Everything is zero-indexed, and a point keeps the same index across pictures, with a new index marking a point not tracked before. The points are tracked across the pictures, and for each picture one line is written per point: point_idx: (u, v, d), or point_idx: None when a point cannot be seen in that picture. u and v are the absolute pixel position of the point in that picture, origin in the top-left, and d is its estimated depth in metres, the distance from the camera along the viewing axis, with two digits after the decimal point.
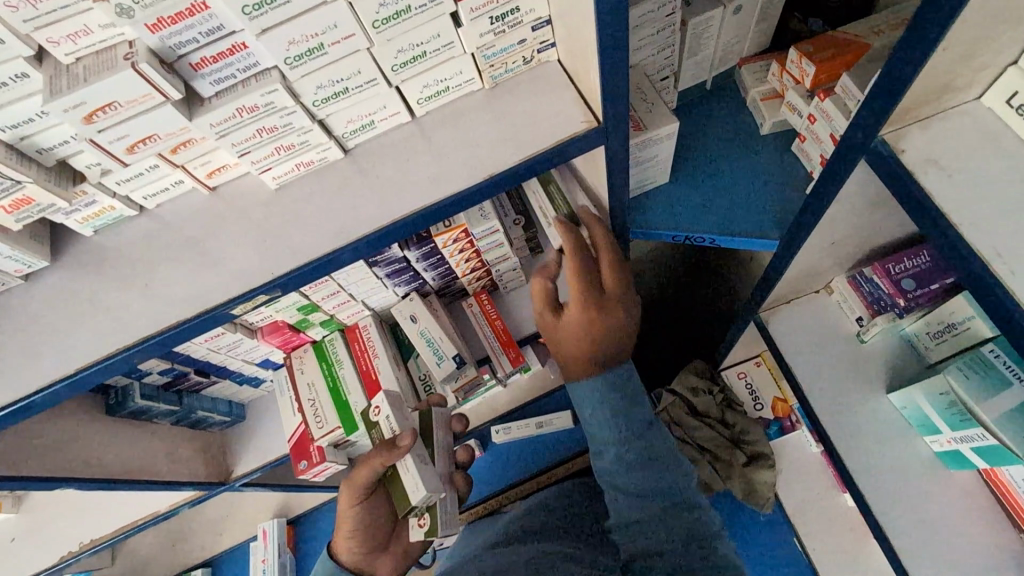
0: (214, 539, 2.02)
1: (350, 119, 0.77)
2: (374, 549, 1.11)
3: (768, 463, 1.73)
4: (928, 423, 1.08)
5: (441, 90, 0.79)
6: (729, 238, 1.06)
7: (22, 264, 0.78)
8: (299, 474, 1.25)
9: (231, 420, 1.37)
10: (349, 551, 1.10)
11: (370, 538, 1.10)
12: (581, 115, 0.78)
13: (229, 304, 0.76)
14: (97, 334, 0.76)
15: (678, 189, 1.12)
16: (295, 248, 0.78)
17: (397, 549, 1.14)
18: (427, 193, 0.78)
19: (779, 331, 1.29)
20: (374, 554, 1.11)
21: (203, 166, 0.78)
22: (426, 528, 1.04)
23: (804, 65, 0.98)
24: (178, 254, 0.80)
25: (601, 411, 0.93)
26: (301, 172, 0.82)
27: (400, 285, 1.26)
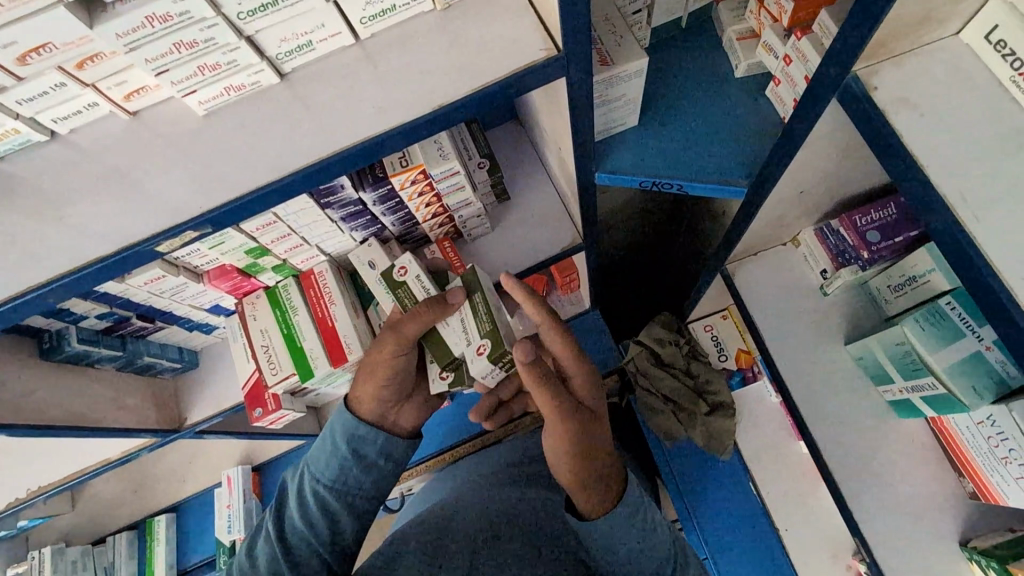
0: (178, 485, 2.00)
1: (284, 38, 0.70)
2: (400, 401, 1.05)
3: (729, 412, 1.76)
4: (883, 373, 1.10)
5: (386, 8, 0.72)
6: (696, 185, 1.02)
7: None
8: (253, 421, 1.23)
9: (183, 367, 1.32)
10: (375, 403, 1.02)
11: (400, 390, 1.03)
12: (540, 43, 0.72)
13: (154, 240, 0.70)
14: (7, 270, 0.70)
15: (648, 133, 1.07)
16: (226, 181, 0.72)
17: (417, 403, 1.08)
18: (372, 125, 0.72)
19: (744, 283, 1.28)
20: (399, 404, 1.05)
21: (118, 87, 0.70)
22: (451, 381, 1.06)
23: (783, 0, 0.92)
24: (98, 185, 0.73)
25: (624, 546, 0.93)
26: (231, 97, 0.74)
27: (358, 230, 1.20)
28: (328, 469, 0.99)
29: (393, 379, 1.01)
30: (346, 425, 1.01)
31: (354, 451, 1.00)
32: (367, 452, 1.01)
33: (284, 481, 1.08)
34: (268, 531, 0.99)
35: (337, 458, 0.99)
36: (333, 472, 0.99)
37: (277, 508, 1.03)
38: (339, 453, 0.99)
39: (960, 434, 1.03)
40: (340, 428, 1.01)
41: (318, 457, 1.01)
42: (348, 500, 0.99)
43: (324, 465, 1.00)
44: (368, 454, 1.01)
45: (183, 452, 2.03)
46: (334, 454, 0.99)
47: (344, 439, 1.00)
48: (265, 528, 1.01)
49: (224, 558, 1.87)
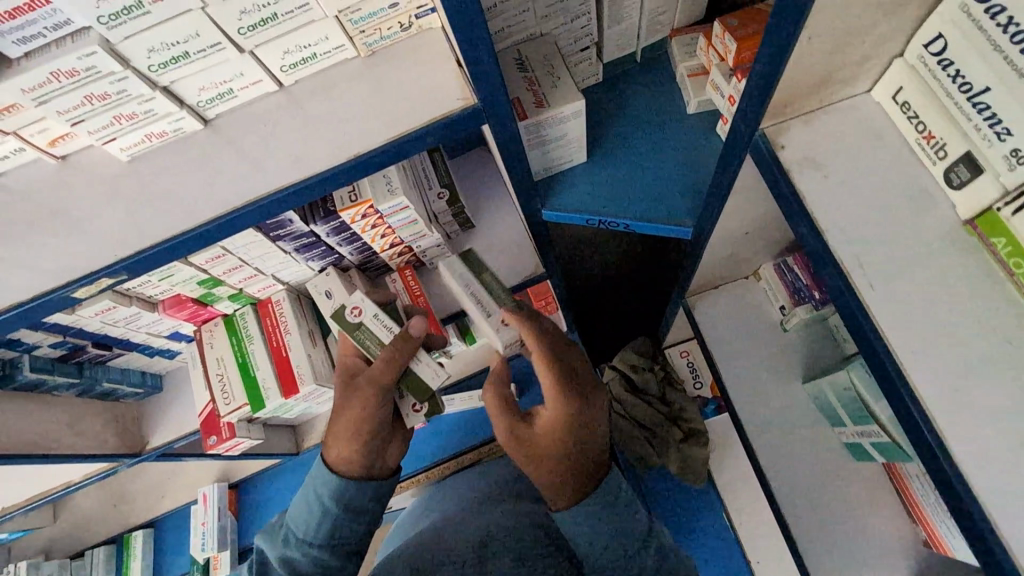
0: (155, 502, 2.01)
1: (203, 87, 0.70)
2: (383, 448, 0.96)
3: (702, 441, 1.73)
4: (836, 416, 1.08)
5: (308, 56, 0.72)
6: (644, 224, 1.01)
7: None
8: (206, 448, 1.22)
9: (145, 391, 1.33)
10: (361, 454, 0.93)
11: (383, 433, 0.96)
12: (458, 92, 0.72)
13: (71, 285, 0.70)
14: None
15: (599, 169, 1.06)
16: (145, 227, 0.72)
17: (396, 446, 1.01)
18: (289, 172, 0.72)
19: (704, 318, 1.27)
20: (384, 449, 0.97)
21: (41, 134, 0.70)
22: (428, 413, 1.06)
23: (727, 41, 0.92)
24: (22, 228, 0.74)
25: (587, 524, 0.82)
26: (155, 143, 0.75)
27: (314, 259, 1.20)
28: (317, 529, 0.91)
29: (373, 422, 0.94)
30: (333, 488, 0.92)
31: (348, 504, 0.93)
32: (359, 505, 0.94)
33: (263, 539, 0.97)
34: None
35: (327, 517, 0.91)
36: (321, 527, 0.91)
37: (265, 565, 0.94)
38: (329, 513, 0.91)
39: (912, 484, 1.02)
40: (323, 488, 0.92)
41: (302, 518, 0.92)
42: (345, 549, 0.93)
43: (309, 524, 0.91)
44: (359, 504, 0.94)
45: (162, 468, 2.04)
46: (324, 514, 0.91)
47: (331, 499, 0.92)
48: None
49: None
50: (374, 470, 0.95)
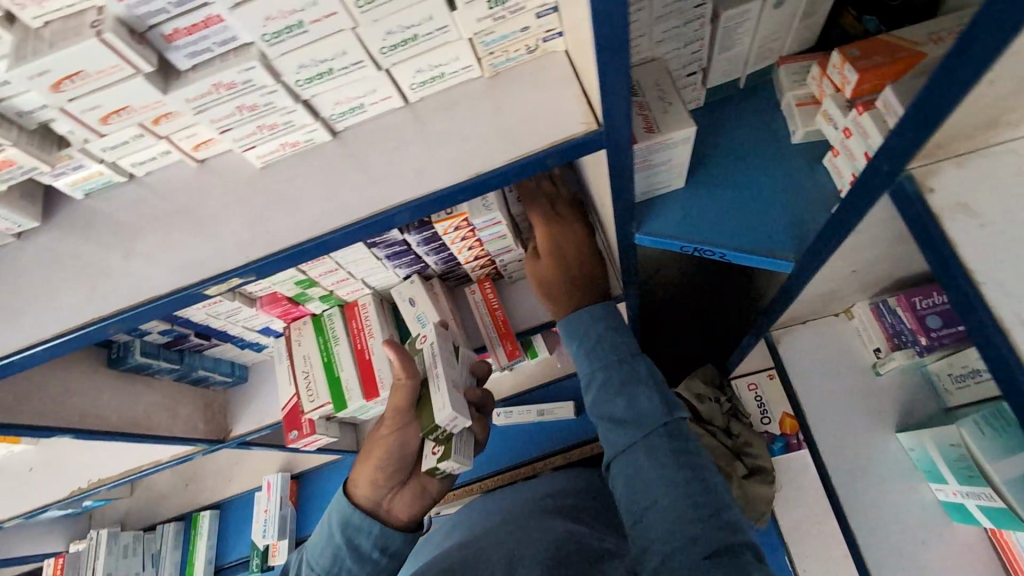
0: (223, 484, 2.11)
1: (338, 102, 0.74)
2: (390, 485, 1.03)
3: (768, 479, 1.67)
4: (935, 471, 1.01)
5: (437, 75, 0.75)
6: (742, 255, 0.99)
7: (11, 222, 0.78)
8: (288, 443, 1.27)
9: (233, 380, 1.40)
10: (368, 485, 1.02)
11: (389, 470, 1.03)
12: (581, 116, 0.72)
13: (205, 283, 0.75)
14: (80, 299, 0.77)
15: (695, 195, 1.05)
16: (274, 231, 0.76)
17: (411, 492, 1.04)
18: (410, 187, 0.74)
19: (790, 352, 1.21)
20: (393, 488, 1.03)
21: (188, 139, 0.76)
22: (439, 456, 1.01)
23: (846, 71, 0.89)
24: (162, 225, 0.80)
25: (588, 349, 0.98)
26: (287, 151, 0.79)
27: (401, 267, 1.23)
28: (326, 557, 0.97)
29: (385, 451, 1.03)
30: (340, 515, 1.00)
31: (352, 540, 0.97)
32: (363, 544, 0.98)
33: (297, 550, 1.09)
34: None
35: (332, 544, 0.98)
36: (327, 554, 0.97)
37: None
38: (335, 542, 0.97)
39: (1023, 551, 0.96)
40: (336, 516, 1.00)
41: (320, 534, 1.01)
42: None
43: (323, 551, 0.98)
44: (363, 546, 0.97)
45: (230, 454, 2.14)
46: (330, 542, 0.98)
47: (338, 527, 0.98)
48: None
49: (257, 562, 1.94)
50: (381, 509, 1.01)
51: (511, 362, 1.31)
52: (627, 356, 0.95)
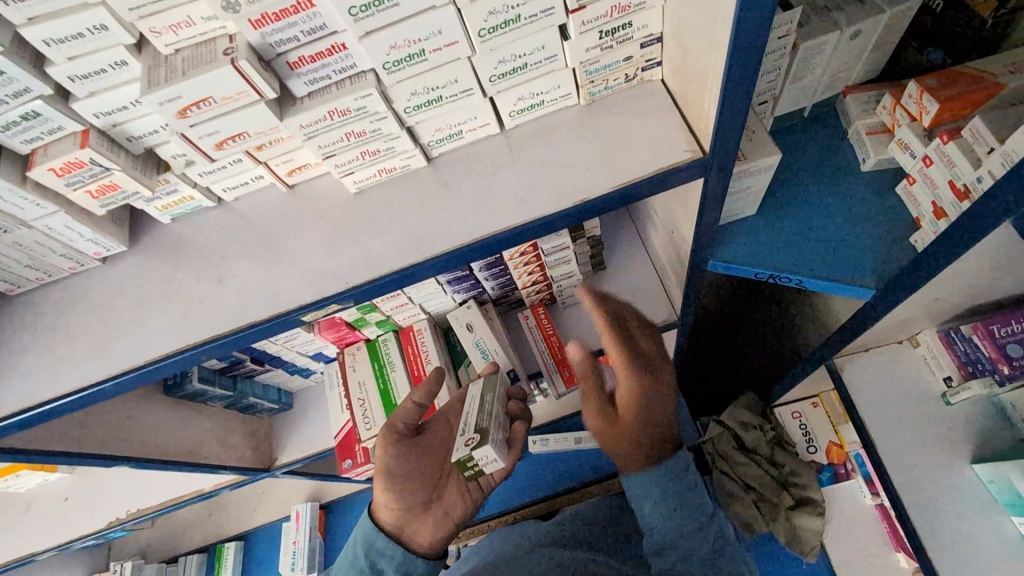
0: (249, 514, 2.06)
1: (439, 128, 0.74)
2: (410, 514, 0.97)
3: (817, 510, 1.63)
4: (1020, 504, 1.00)
5: (537, 102, 0.75)
6: (819, 282, 0.98)
7: (101, 247, 0.78)
8: (342, 472, 1.23)
9: (279, 408, 1.37)
10: (390, 510, 0.97)
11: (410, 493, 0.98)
12: (685, 144, 0.72)
13: (302, 309, 0.73)
14: (169, 325, 0.76)
15: (766, 221, 1.05)
16: (369, 256, 0.75)
17: (438, 515, 0.99)
18: (511, 214, 0.72)
19: (854, 381, 1.20)
20: (414, 514, 0.97)
21: (284, 164, 0.76)
22: (472, 445, 0.86)
23: (925, 101, 0.90)
24: (254, 250, 0.79)
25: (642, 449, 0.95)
26: (380, 177, 0.78)
27: (459, 292, 1.22)
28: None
29: (401, 468, 0.99)
30: (365, 538, 0.97)
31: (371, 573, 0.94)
32: (384, 567, 0.95)
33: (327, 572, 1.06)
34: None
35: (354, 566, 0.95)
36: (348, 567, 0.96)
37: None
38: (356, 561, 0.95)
39: None
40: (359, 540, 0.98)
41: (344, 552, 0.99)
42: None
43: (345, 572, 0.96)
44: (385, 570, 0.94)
45: (256, 483, 2.09)
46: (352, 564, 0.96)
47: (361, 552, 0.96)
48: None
49: None
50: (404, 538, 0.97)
51: (569, 390, 1.28)
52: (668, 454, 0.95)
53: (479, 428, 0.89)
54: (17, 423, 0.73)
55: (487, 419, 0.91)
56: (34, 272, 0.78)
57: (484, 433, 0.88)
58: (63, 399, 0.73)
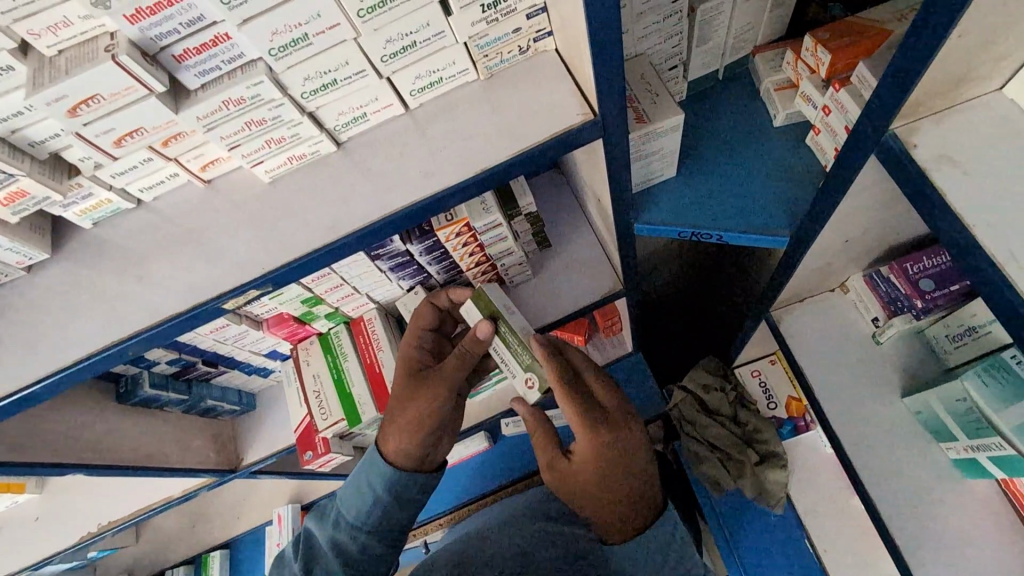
0: (232, 522, 2.07)
1: (342, 112, 0.76)
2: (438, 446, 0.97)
3: (780, 463, 1.66)
4: (944, 430, 1.05)
5: (435, 80, 0.77)
6: (737, 235, 1.02)
7: (24, 255, 0.79)
8: (305, 465, 1.26)
9: (242, 409, 1.39)
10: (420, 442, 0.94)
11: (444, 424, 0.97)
12: (578, 107, 0.75)
13: (223, 297, 0.75)
14: (95, 324, 0.77)
15: (687, 182, 1.08)
16: (285, 241, 0.77)
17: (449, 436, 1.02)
18: (417, 188, 0.75)
19: (792, 331, 1.24)
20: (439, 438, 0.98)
21: (196, 160, 0.77)
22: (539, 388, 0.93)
23: (819, 53, 0.94)
24: (174, 246, 0.80)
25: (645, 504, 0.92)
26: (293, 165, 0.80)
27: (405, 279, 1.24)
28: (370, 519, 0.94)
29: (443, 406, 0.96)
30: (386, 475, 0.94)
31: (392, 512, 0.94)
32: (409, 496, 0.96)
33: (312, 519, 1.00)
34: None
35: (378, 505, 0.94)
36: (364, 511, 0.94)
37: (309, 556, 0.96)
38: (380, 500, 0.93)
39: None
40: (376, 473, 0.94)
41: (353, 495, 0.95)
42: (389, 535, 0.95)
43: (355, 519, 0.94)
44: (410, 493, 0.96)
45: (236, 490, 2.10)
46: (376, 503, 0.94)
47: (383, 486, 0.93)
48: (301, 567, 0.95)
49: None
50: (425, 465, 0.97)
51: None
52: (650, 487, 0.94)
53: (528, 366, 0.94)
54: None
55: (526, 357, 0.94)
56: None
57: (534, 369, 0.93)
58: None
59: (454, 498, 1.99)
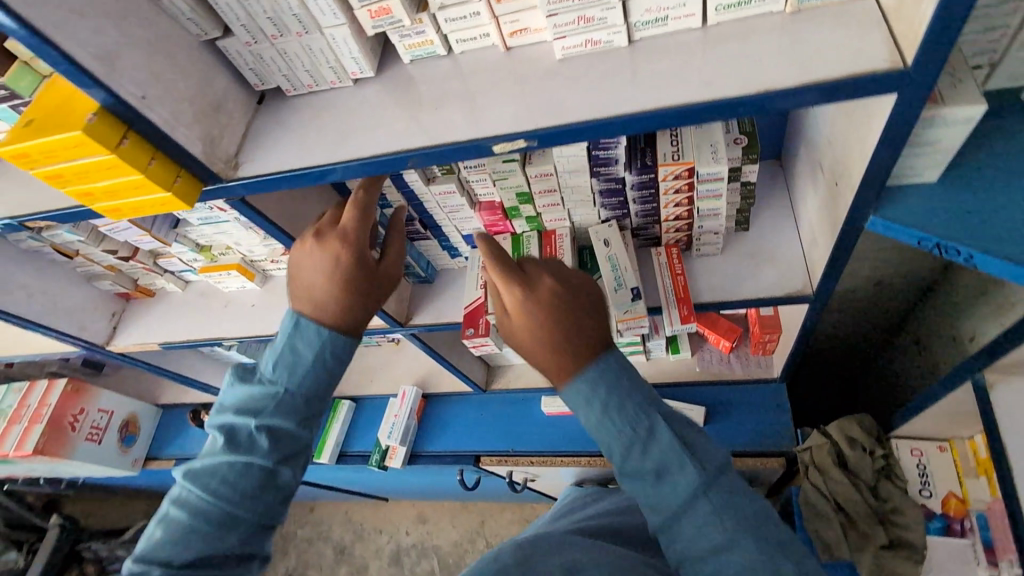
0: (365, 384, 2.45)
1: (649, 9, 0.84)
2: (359, 279, 0.95)
3: (914, 556, 1.46)
4: None
5: (744, 1, 0.81)
6: (991, 260, 0.86)
7: (358, 67, 1.01)
8: (464, 338, 1.40)
9: (424, 277, 1.61)
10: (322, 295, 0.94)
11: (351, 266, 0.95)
12: (886, 56, 0.73)
13: (493, 139, 0.86)
14: (391, 133, 0.96)
15: (947, 189, 0.94)
16: (556, 108, 0.87)
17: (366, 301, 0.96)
18: (694, 92, 0.80)
19: (1004, 404, 1.10)
20: (355, 284, 0.94)
21: (511, 24, 0.92)
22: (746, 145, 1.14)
23: None
24: (465, 91, 0.96)
25: (599, 395, 0.80)
26: (586, 50, 0.90)
27: (606, 208, 1.32)
28: (285, 407, 0.89)
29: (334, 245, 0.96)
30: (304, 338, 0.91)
31: (312, 393, 0.91)
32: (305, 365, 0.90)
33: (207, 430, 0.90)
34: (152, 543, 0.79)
35: (316, 368, 0.91)
36: (269, 402, 0.89)
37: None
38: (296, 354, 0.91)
39: None
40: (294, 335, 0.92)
41: (281, 364, 0.90)
42: (305, 414, 0.90)
43: (227, 466, 0.83)
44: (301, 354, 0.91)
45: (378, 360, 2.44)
46: (313, 359, 0.90)
47: (288, 341, 0.91)
48: (185, 519, 0.80)
49: (376, 458, 2.18)
50: (343, 314, 0.94)
51: (682, 328, 1.31)
52: (649, 422, 0.80)
53: (746, 132, 1.15)
54: (254, 181, 0.99)
55: (749, 123, 1.15)
56: (308, 78, 1.03)
57: (750, 135, 1.15)
58: (304, 170, 0.96)
59: (551, 444, 2.09)
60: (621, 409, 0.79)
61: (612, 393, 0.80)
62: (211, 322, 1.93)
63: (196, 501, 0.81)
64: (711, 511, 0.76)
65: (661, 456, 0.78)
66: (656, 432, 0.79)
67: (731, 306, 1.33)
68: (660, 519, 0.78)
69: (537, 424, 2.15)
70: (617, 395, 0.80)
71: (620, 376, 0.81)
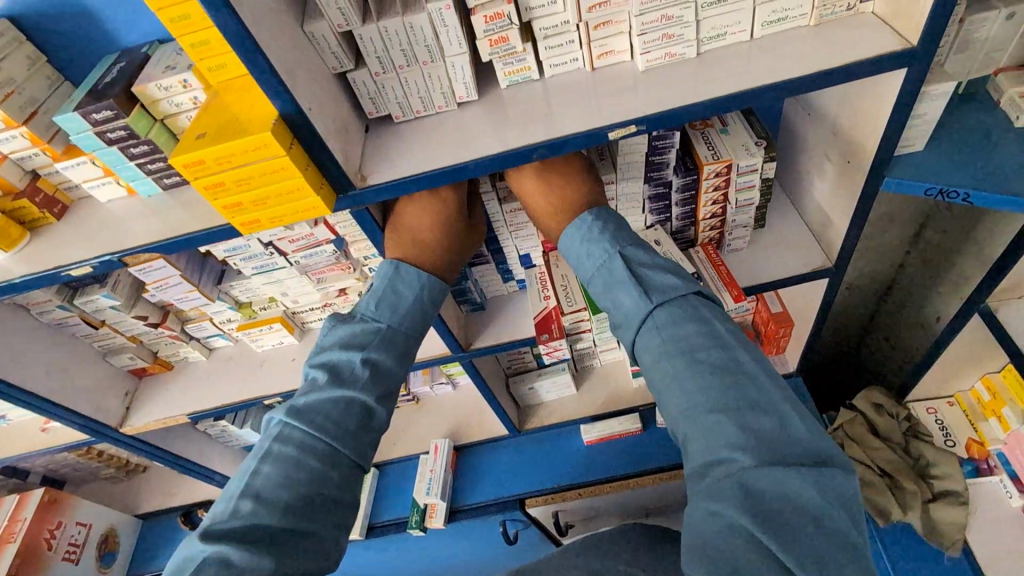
0: (387, 448, 2.35)
1: (714, 26, 1.11)
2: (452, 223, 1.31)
3: (960, 500, 1.61)
4: None
5: (783, 17, 1.10)
6: (985, 194, 1.15)
7: (466, 91, 1.19)
8: (539, 342, 1.53)
9: (478, 305, 1.71)
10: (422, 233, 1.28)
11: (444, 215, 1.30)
12: (896, 42, 1.03)
13: (610, 127, 1.07)
14: (510, 135, 1.13)
15: (934, 153, 1.24)
16: (654, 102, 1.10)
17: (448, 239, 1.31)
18: (764, 78, 1.06)
19: None
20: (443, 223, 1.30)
21: (600, 47, 1.16)
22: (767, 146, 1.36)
23: None
24: (566, 100, 1.16)
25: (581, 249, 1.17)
26: (663, 62, 1.15)
27: (652, 214, 1.53)
28: (386, 340, 1.16)
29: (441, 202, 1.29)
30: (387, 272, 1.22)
31: (407, 330, 1.19)
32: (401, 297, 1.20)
33: (310, 367, 1.11)
34: (261, 474, 0.96)
35: (411, 307, 1.21)
36: (375, 339, 1.14)
37: (210, 528, 0.89)
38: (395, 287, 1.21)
39: None
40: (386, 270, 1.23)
41: (384, 303, 1.19)
42: (399, 351, 1.17)
43: (331, 405, 1.04)
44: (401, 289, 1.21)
45: (398, 421, 2.38)
46: (410, 297, 1.21)
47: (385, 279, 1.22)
48: (295, 452, 0.99)
49: (416, 518, 2.07)
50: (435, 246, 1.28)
51: (736, 307, 1.49)
52: (601, 257, 1.13)
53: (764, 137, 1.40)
54: (389, 185, 1.11)
55: (764, 132, 1.41)
56: (420, 104, 1.20)
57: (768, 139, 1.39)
58: (440, 170, 1.11)
59: (596, 472, 2.12)
60: (592, 256, 1.14)
61: (582, 247, 1.16)
62: (245, 385, 1.87)
63: (303, 436, 1.01)
64: (655, 324, 1.02)
65: (613, 287, 1.09)
66: (610, 268, 1.10)
67: (770, 287, 1.54)
68: (627, 331, 1.07)
69: (576, 456, 2.18)
70: (589, 253, 1.14)
71: (591, 227, 1.17)
